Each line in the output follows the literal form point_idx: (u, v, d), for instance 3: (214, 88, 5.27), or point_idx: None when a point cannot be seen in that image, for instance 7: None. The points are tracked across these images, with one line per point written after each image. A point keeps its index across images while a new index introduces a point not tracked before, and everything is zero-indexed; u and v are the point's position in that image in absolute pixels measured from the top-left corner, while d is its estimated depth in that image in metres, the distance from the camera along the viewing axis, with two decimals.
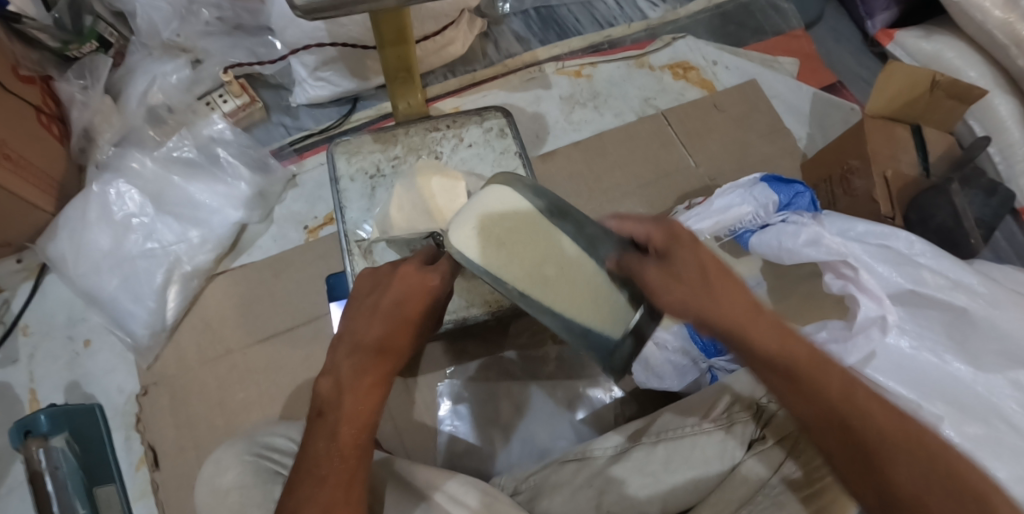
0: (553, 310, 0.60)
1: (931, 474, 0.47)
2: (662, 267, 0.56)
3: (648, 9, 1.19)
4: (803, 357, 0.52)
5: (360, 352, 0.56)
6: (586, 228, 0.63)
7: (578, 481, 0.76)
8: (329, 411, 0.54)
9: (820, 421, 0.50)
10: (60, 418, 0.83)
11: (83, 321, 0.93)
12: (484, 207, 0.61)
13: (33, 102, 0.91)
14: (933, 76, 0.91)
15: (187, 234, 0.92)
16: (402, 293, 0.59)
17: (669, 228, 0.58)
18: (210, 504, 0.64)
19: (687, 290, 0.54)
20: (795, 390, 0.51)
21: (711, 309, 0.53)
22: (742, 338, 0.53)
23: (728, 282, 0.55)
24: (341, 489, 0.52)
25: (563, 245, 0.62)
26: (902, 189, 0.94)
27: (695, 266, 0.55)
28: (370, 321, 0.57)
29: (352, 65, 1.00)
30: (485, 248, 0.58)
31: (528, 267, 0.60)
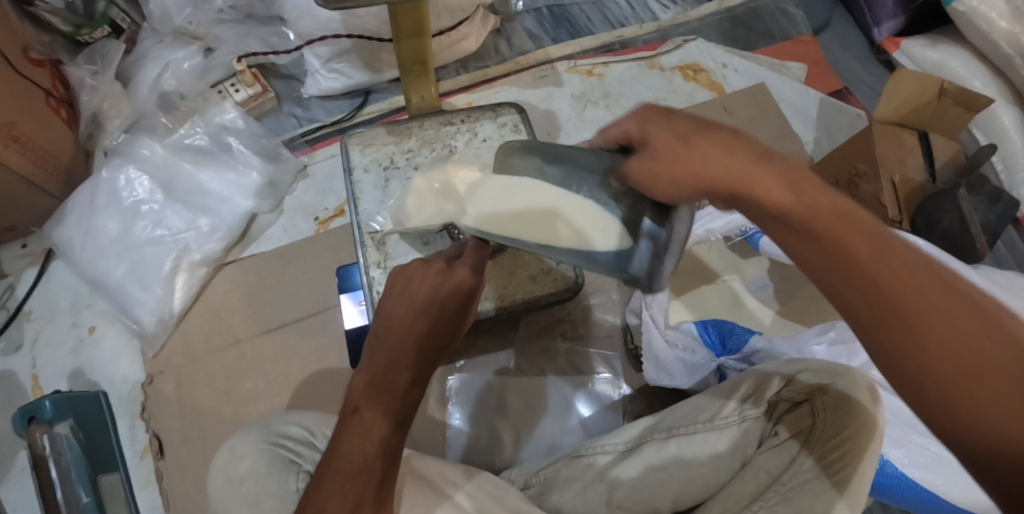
0: (565, 248, 0.55)
1: (991, 342, 0.39)
2: (643, 155, 0.49)
3: (659, 11, 1.19)
4: (825, 213, 0.44)
5: (401, 350, 0.55)
6: (579, 163, 0.56)
7: (588, 477, 0.78)
8: (365, 407, 0.54)
9: (852, 292, 0.43)
10: (65, 405, 0.81)
11: (88, 308, 0.92)
12: (480, 202, 0.62)
13: (42, 85, 0.90)
14: (941, 84, 0.93)
15: (198, 222, 0.92)
16: (439, 290, 0.58)
17: (644, 111, 0.51)
18: (227, 493, 0.63)
19: (679, 162, 0.47)
20: (824, 262, 0.44)
21: (706, 172, 0.47)
22: (751, 200, 0.46)
23: (722, 142, 0.48)
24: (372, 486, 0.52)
25: (549, 192, 0.56)
26: (910, 194, 0.95)
27: (676, 137, 0.49)
28: (411, 317, 0.56)
29: (366, 57, 1.00)
30: (490, 226, 0.60)
31: (528, 231, 0.57)
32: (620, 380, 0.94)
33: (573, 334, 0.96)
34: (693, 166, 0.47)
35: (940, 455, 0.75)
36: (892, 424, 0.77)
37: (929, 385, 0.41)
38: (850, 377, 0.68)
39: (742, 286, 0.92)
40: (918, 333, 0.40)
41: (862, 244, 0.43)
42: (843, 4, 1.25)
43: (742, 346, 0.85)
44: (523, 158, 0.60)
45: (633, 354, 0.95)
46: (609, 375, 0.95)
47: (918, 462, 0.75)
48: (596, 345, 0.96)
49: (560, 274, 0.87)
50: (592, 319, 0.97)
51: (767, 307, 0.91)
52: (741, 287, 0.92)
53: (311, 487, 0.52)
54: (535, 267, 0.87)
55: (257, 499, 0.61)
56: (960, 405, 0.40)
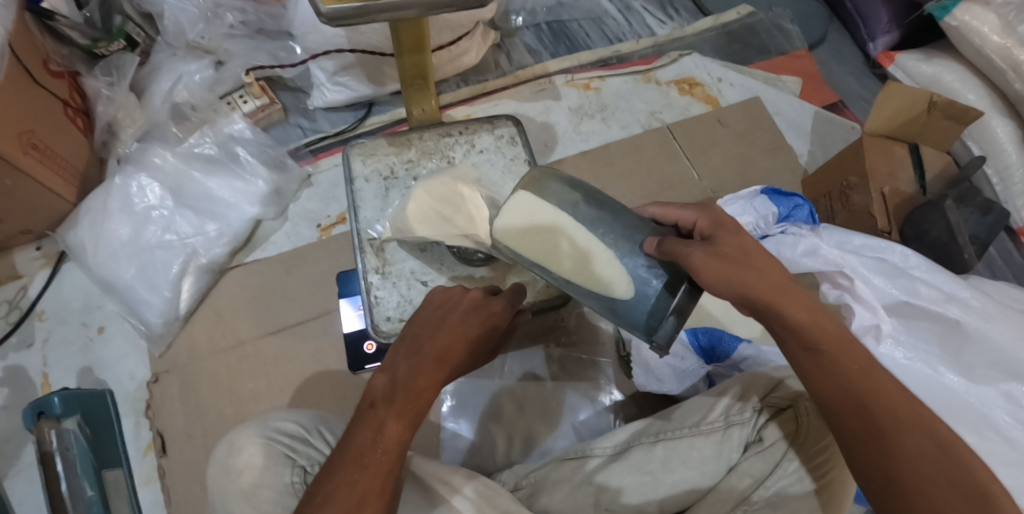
0: (589, 291, 0.65)
1: (937, 459, 0.53)
2: (707, 250, 0.58)
3: (656, 27, 1.23)
4: (831, 335, 0.58)
5: (428, 359, 0.59)
6: (620, 216, 0.66)
7: (577, 478, 0.79)
8: (380, 403, 0.58)
9: (836, 392, 0.57)
10: (73, 402, 0.85)
11: (98, 309, 0.95)
12: (509, 217, 0.68)
13: (60, 95, 0.94)
14: (930, 98, 0.95)
15: (205, 227, 0.95)
16: (468, 314, 0.63)
17: (713, 215, 0.63)
18: (225, 484, 0.66)
19: (733, 272, 0.58)
20: (823, 371, 0.57)
21: (752, 284, 0.58)
22: (779, 312, 0.58)
23: (771, 262, 0.59)
24: (378, 483, 0.54)
25: (584, 234, 0.65)
26: (899, 206, 0.97)
27: (738, 248, 0.59)
28: (439, 330, 0.61)
29: (370, 71, 1.04)
30: (519, 247, 0.67)
31: (558, 262, 0.66)
32: (612, 386, 0.96)
33: (567, 341, 0.98)
34: (742, 276, 0.58)
35: None
36: None
37: (884, 479, 0.54)
38: None
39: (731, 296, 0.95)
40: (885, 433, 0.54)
41: (853, 364, 0.57)
42: (838, 20, 1.28)
43: (730, 354, 0.87)
44: (563, 188, 0.68)
45: (625, 360, 0.97)
46: (603, 381, 0.96)
47: None
48: (590, 352, 0.98)
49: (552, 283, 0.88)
50: (585, 326, 0.99)
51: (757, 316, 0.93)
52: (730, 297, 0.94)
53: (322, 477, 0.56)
54: (528, 275, 0.89)
55: (254, 491, 0.64)
56: (900, 502, 0.53)
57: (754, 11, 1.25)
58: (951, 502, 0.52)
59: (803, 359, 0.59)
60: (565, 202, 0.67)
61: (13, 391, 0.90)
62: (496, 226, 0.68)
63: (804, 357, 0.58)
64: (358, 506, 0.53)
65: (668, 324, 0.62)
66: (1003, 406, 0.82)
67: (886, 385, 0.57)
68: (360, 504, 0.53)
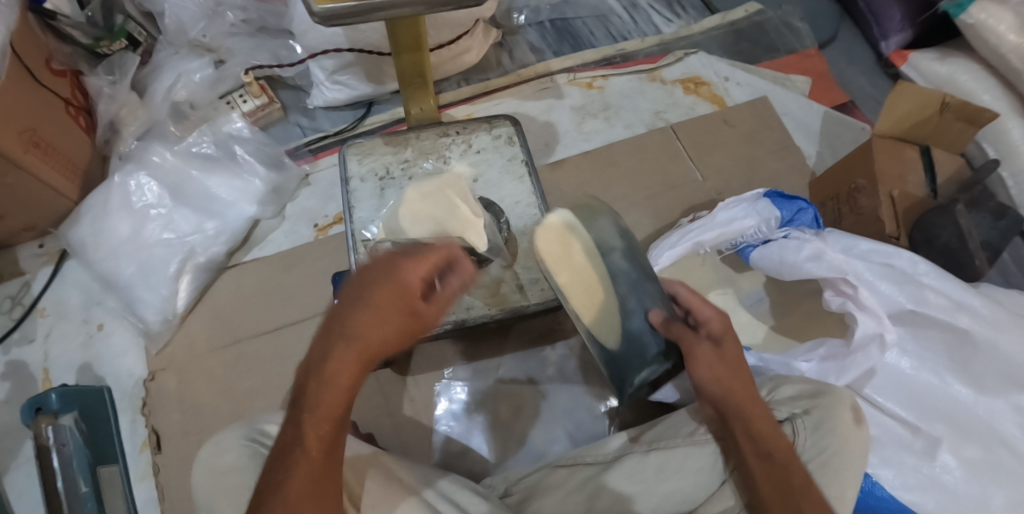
0: (589, 327, 0.81)
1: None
2: (711, 348, 0.73)
3: (662, 25, 1.21)
4: (779, 440, 0.67)
5: (345, 353, 0.52)
6: (645, 285, 0.79)
7: (571, 485, 0.78)
8: (300, 401, 0.54)
9: (766, 481, 0.65)
10: (71, 398, 0.86)
11: (98, 306, 0.96)
12: (551, 225, 0.79)
13: (63, 94, 0.95)
14: (942, 98, 0.92)
15: (204, 225, 0.95)
16: (378, 301, 0.52)
17: (726, 322, 0.75)
18: (210, 485, 0.66)
19: (721, 371, 0.71)
20: (760, 458, 0.66)
21: (731, 383, 0.71)
22: (745, 410, 0.69)
23: (744, 371, 0.72)
24: (305, 488, 0.53)
25: (606, 287, 0.79)
26: (908, 210, 0.94)
27: (736, 358, 0.73)
28: (346, 318, 0.52)
29: (370, 70, 1.03)
30: (550, 260, 0.79)
31: (578, 294, 0.80)
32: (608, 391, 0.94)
33: (565, 345, 0.96)
34: (726, 375, 0.71)
35: (931, 476, 0.80)
36: (884, 444, 0.83)
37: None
38: (833, 396, 0.73)
39: (735, 299, 0.99)
40: None
41: (789, 464, 0.66)
42: (850, 18, 1.25)
43: None
44: (609, 231, 0.81)
45: None
46: (600, 385, 0.94)
47: (909, 484, 0.80)
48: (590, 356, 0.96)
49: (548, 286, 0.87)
50: None
51: (761, 321, 0.97)
52: (735, 300, 0.99)
53: (264, 472, 0.55)
54: (523, 277, 0.88)
55: (236, 492, 0.64)
56: None
57: (762, 9, 1.22)
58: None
59: (747, 446, 0.67)
60: (603, 251, 0.80)
61: (14, 386, 0.91)
62: (535, 237, 0.80)
63: (752, 455, 0.67)
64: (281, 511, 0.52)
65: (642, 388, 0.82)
66: (1011, 419, 0.82)
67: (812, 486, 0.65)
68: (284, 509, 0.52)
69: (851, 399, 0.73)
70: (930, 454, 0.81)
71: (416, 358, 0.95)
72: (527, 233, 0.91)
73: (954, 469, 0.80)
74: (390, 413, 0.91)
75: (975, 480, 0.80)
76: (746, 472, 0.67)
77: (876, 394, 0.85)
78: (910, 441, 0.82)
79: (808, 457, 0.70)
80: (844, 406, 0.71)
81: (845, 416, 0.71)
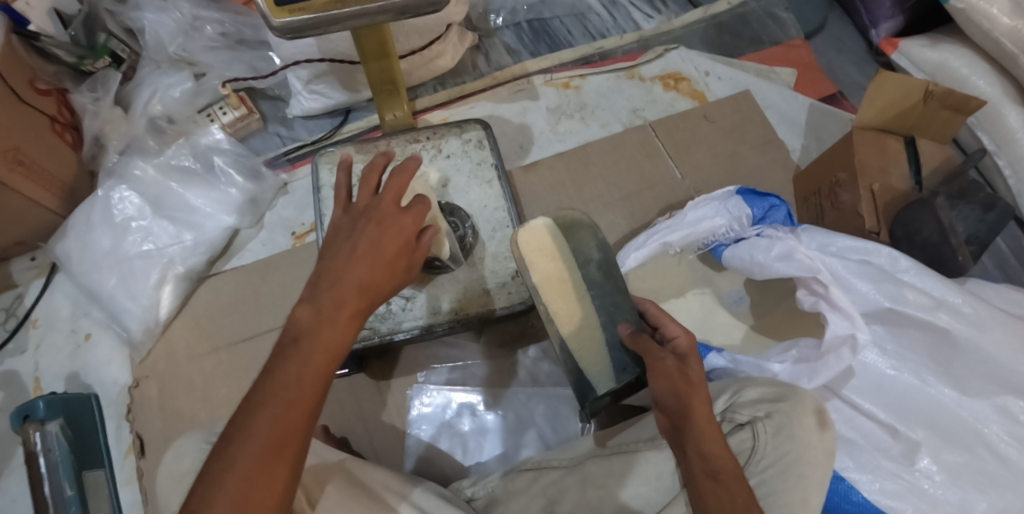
0: (560, 335, 0.81)
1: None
2: (677, 363, 0.67)
3: (642, 20, 1.19)
4: (730, 467, 0.61)
5: (352, 292, 0.56)
6: (621, 296, 0.82)
7: (533, 489, 0.77)
8: (304, 337, 0.53)
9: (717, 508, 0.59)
10: (57, 405, 0.89)
11: (86, 316, 0.99)
12: (532, 229, 0.83)
13: (48, 112, 0.98)
14: (926, 86, 0.88)
15: (182, 237, 0.97)
16: (377, 234, 0.59)
17: (692, 338, 0.70)
18: (171, 488, 0.67)
19: (681, 385, 0.65)
20: (710, 482, 0.60)
21: (694, 402, 0.63)
22: (700, 429, 0.62)
23: (708, 391, 0.65)
24: (297, 422, 0.51)
25: (584, 297, 0.82)
26: (889, 203, 0.91)
27: (699, 376, 0.66)
28: (345, 247, 0.58)
29: (344, 78, 1.04)
30: (530, 260, 0.81)
31: (555, 299, 0.81)
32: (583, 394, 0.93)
33: (538, 348, 0.95)
34: (687, 392, 0.64)
35: (912, 482, 0.77)
36: (861, 448, 0.79)
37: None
38: (795, 401, 0.70)
39: (714, 299, 0.96)
40: None
41: (739, 494, 0.60)
42: (840, 6, 1.21)
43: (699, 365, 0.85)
44: (588, 247, 0.84)
45: None
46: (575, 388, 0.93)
47: (888, 489, 0.77)
48: None
49: (515, 290, 0.88)
50: None
51: (740, 321, 0.94)
52: (713, 301, 0.96)
53: (240, 413, 0.52)
54: (490, 281, 0.88)
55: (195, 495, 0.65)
56: None
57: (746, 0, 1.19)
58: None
59: (698, 468, 0.61)
60: (580, 261, 0.83)
61: (7, 394, 0.95)
62: (517, 236, 0.82)
63: (704, 481, 0.60)
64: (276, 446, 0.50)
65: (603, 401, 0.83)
66: (996, 421, 0.78)
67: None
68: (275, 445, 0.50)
69: (815, 402, 0.71)
70: (909, 458, 0.78)
71: (387, 363, 0.95)
72: (496, 237, 0.91)
73: (935, 474, 0.77)
74: (363, 417, 0.92)
75: (955, 485, 0.76)
76: (697, 498, 0.60)
77: (854, 395, 0.81)
78: (889, 444, 0.79)
79: (767, 463, 0.66)
80: (807, 411, 0.69)
81: (808, 421, 0.68)
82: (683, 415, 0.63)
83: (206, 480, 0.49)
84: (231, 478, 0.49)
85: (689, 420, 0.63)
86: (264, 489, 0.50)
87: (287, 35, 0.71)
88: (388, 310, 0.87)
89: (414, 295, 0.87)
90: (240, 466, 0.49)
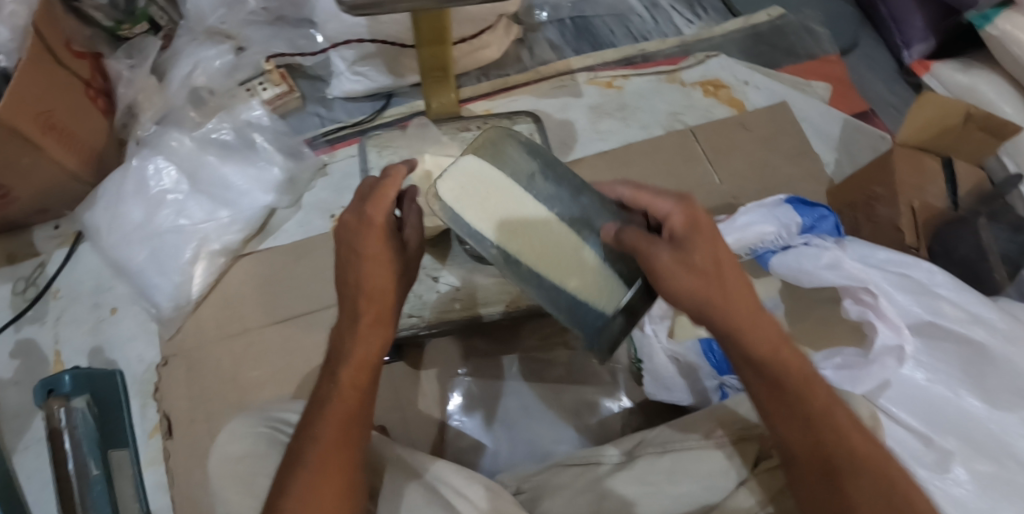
0: (532, 274, 0.61)
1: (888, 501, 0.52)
2: (676, 256, 0.55)
3: (683, 26, 1.20)
4: (793, 369, 0.57)
5: (370, 317, 0.63)
6: (582, 197, 0.63)
7: (580, 485, 0.75)
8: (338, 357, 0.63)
9: (792, 424, 0.56)
10: (83, 381, 0.85)
11: (111, 290, 0.96)
12: (468, 170, 0.60)
13: (81, 76, 0.94)
14: (967, 109, 0.91)
15: (217, 213, 0.94)
16: (368, 237, 0.63)
17: (690, 211, 0.57)
18: (222, 472, 0.64)
19: (693, 281, 0.55)
20: (783, 400, 0.56)
21: (722, 306, 0.55)
22: (741, 337, 0.56)
23: (725, 266, 0.55)
24: (339, 442, 0.59)
25: (547, 225, 0.61)
26: (928, 220, 0.92)
27: (710, 258, 0.55)
28: (348, 260, 0.63)
29: (389, 62, 1.04)
30: (470, 207, 0.60)
31: (509, 237, 0.60)
32: (620, 392, 0.93)
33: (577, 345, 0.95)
34: (699, 284, 0.55)
35: (942, 491, 0.75)
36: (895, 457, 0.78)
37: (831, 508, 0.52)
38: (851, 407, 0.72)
39: None
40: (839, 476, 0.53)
41: (814, 401, 0.56)
42: (871, 25, 1.23)
43: None
44: (522, 154, 0.64)
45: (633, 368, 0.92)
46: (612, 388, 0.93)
47: None
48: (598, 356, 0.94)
49: None
50: None
51: None
52: None
53: (298, 430, 0.62)
54: None
55: (251, 479, 0.63)
56: None
57: (784, 13, 1.22)
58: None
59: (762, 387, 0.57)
60: (521, 177, 0.62)
61: (26, 365, 0.91)
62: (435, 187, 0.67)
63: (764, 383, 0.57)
64: (322, 461, 0.58)
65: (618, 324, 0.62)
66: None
67: (844, 421, 0.55)
68: (324, 459, 0.58)
69: (868, 409, 0.72)
70: (941, 467, 0.76)
71: (427, 352, 0.94)
72: None
73: (967, 483, 0.75)
74: (400, 406, 0.90)
75: (987, 496, 0.74)
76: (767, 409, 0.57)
77: (890, 405, 0.81)
78: (921, 453, 0.78)
79: None
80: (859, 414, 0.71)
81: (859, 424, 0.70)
82: (701, 314, 0.56)
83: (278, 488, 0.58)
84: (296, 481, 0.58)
85: (723, 329, 0.57)
86: (324, 492, 0.57)
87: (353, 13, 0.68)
88: (439, 299, 0.89)
89: (465, 286, 0.89)
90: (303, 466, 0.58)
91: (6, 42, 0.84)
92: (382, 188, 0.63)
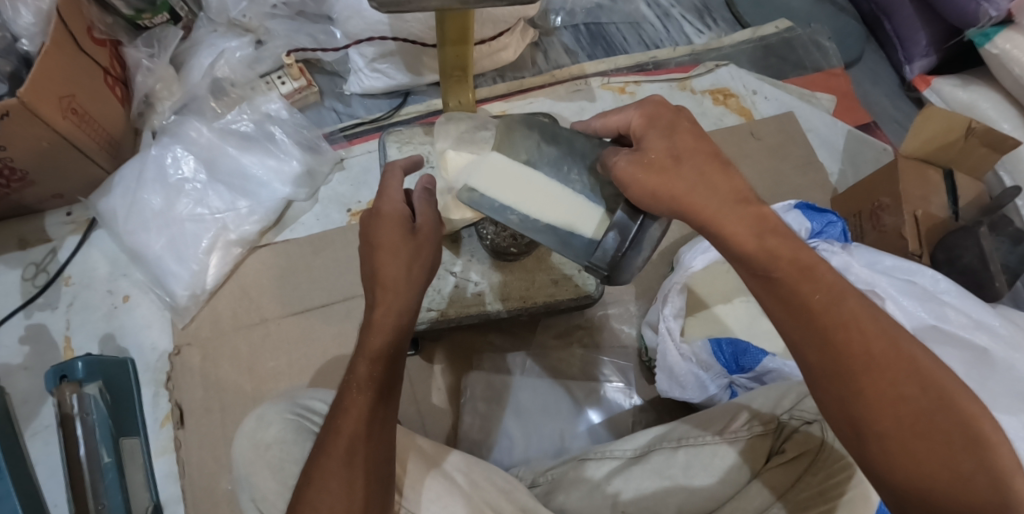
0: (547, 225, 0.61)
1: (923, 404, 0.47)
2: (634, 159, 0.55)
3: (694, 35, 1.24)
4: (787, 261, 0.51)
5: (385, 305, 0.61)
6: (574, 144, 0.63)
7: (596, 479, 0.73)
8: (358, 347, 0.61)
9: (804, 336, 0.50)
10: (96, 368, 0.83)
11: (125, 277, 0.95)
12: (492, 162, 0.64)
13: (102, 63, 0.94)
14: (969, 123, 0.94)
15: (237, 204, 0.95)
16: (380, 229, 0.63)
17: (650, 111, 0.57)
18: (253, 458, 0.65)
19: (657, 184, 0.53)
20: (779, 300, 0.51)
21: (683, 197, 0.53)
22: (716, 232, 0.53)
23: (691, 161, 0.54)
24: (360, 433, 0.56)
25: (557, 184, 0.62)
26: (931, 230, 0.96)
27: (668, 153, 0.55)
28: (364, 252, 0.63)
29: (408, 60, 1.04)
30: (497, 188, 0.63)
31: (522, 199, 0.62)
32: (632, 390, 0.95)
33: (588, 343, 0.98)
34: (665, 187, 0.53)
35: None
36: None
37: (855, 427, 0.49)
38: None
39: None
40: (860, 381, 0.48)
41: (816, 291, 0.50)
42: (876, 41, 1.28)
43: (755, 365, 0.83)
44: (524, 135, 0.66)
45: (646, 366, 0.96)
46: (623, 384, 0.96)
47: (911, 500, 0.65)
48: (609, 354, 0.97)
49: (581, 282, 0.90)
50: (608, 329, 0.99)
51: None
52: None
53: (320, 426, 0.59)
54: (557, 273, 0.90)
55: (281, 465, 0.64)
56: (897, 472, 0.47)
57: (792, 26, 1.25)
58: (931, 451, 0.47)
59: (759, 288, 0.53)
60: (530, 151, 0.65)
61: (35, 351, 0.91)
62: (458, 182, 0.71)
63: (760, 286, 0.52)
64: (347, 454, 0.55)
65: (613, 240, 0.57)
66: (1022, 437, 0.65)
67: (859, 314, 0.49)
68: (343, 451, 0.56)
69: None
70: None
71: (442, 347, 0.95)
72: None
73: None
74: (415, 399, 0.91)
75: None
76: (772, 316, 0.52)
77: None
78: None
79: (839, 456, 0.65)
80: None
81: None
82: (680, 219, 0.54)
83: (301, 484, 0.56)
84: (317, 475, 0.55)
85: (704, 224, 0.54)
86: (349, 483, 0.55)
87: (385, 10, 0.68)
88: (456, 292, 0.89)
89: (482, 281, 0.90)
90: (324, 458, 0.56)
91: (29, 25, 0.82)
92: (383, 186, 0.66)
